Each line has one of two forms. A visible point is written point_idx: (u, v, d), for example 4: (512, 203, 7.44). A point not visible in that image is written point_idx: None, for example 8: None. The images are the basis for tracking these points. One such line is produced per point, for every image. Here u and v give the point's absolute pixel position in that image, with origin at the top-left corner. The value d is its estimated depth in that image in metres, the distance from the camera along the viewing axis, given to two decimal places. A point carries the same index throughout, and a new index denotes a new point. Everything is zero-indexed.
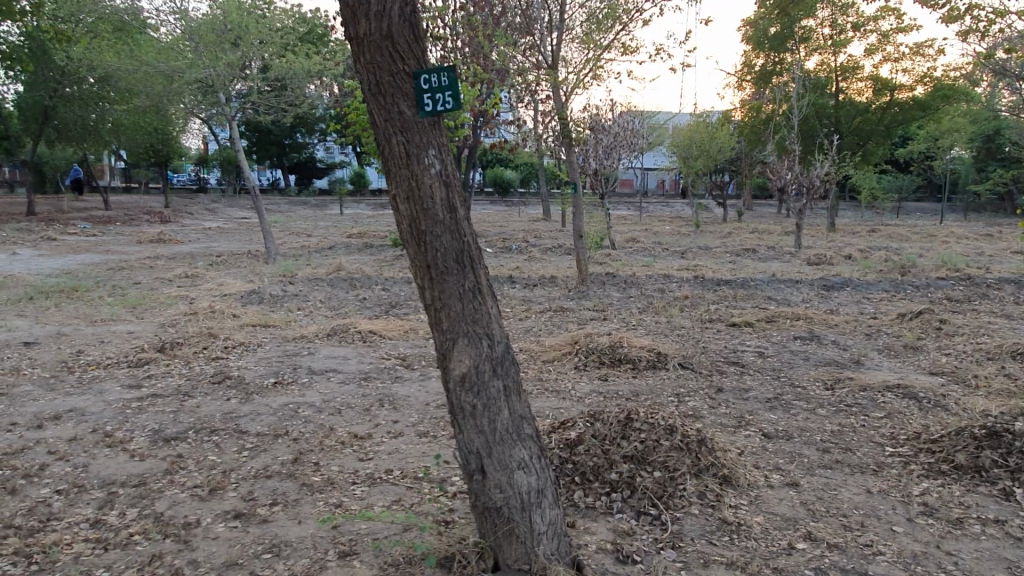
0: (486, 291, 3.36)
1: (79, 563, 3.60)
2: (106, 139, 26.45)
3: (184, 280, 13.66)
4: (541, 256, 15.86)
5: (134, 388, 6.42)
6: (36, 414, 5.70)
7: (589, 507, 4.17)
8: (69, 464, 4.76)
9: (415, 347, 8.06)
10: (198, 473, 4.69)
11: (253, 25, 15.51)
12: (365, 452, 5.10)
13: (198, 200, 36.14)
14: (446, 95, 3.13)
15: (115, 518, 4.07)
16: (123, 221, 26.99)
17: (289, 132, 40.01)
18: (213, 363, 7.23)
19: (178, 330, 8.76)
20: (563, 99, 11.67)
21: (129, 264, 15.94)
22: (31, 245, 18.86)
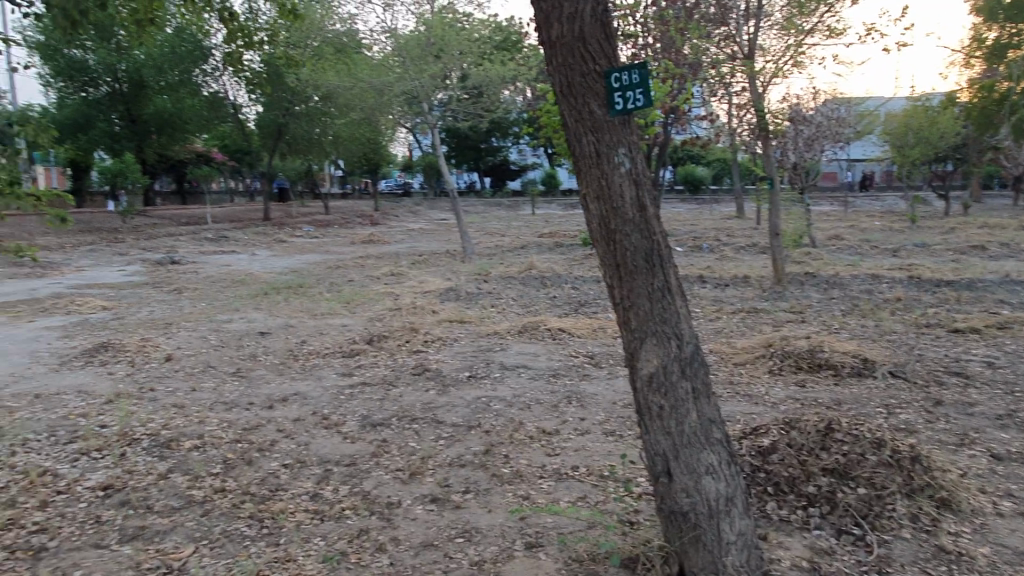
0: (676, 290, 3.31)
1: (301, 531, 4.04)
2: (326, 150, 29.43)
3: (390, 277, 14.80)
4: (734, 255, 15.24)
5: (348, 376, 7.08)
6: (268, 395, 6.48)
7: (783, 520, 3.94)
8: (294, 442, 5.36)
9: (603, 346, 8.09)
10: (399, 458, 5.08)
11: (455, 37, 16.50)
12: (552, 448, 5.22)
13: (404, 204, 38.85)
14: (636, 92, 3.10)
15: (330, 493, 4.52)
16: (341, 224, 29.75)
17: (485, 137, 41.86)
18: (414, 356, 7.77)
19: (385, 324, 9.48)
20: (761, 89, 11.11)
21: (344, 263, 17.56)
22: (267, 247, 21.37)
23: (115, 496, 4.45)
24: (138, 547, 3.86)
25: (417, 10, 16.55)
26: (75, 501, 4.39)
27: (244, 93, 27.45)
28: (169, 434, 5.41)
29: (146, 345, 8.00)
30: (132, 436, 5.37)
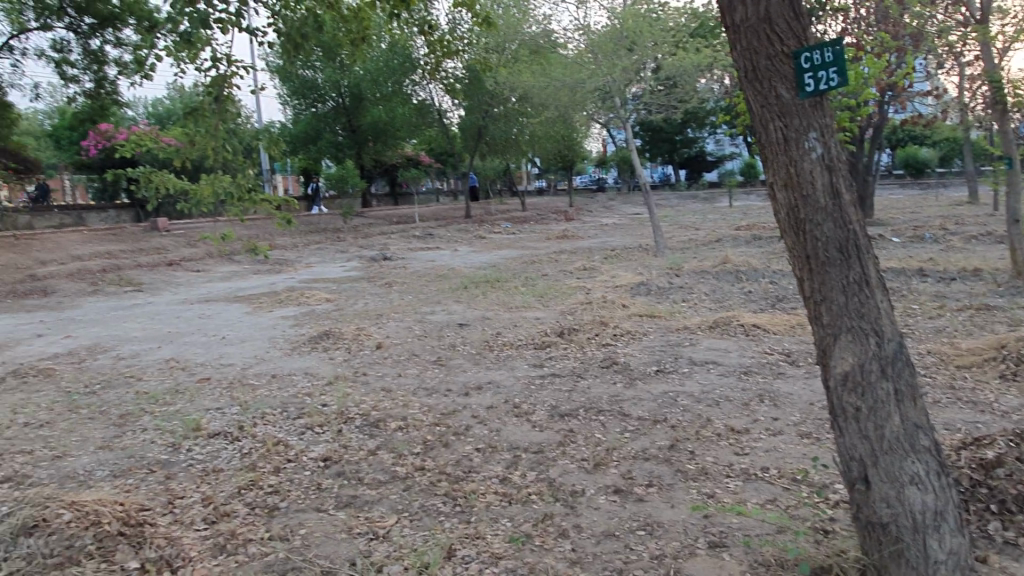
0: (875, 282, 3.07)
1: (490, 511, 4.28)
2: (523, 149, 30.42)
3: (583, 272, 14.98)
4: (963, 245, 13.60)
5: (538, 367, 7.33)
6: (465, 383, 6.90)
7: (1008, 543, 3.52)
8: (486, 428, 5.67)
9: (803, 344, 7.65)
10: (585, 448, 5.18)
11: (649, 29, 16.31)
12: (742, 447, 5.05)
13: (598, 199, 39.04)
14: (831, 72, 2.85)
15: (518, 478, 4.73)
16: (536, 220, 30.58)
17: (681, 128, 40.85)
18: (603, 349, 7.85)
19: (575, 317, 9.67)
20: (998, 57, 9.82)
21: (538, 258, 18.05)
22: (469, 243, 22.55)
23: (332, 467, 5.00)
24: (350, 514, 4.31)
25: (610, 4, 16.57)
26: (300, 469, 4.99)
27: (448, 99, 29.14)
28: (378, 414, 5.97)
29: (361, 334, 8.84)
30: (347, 415, 5.98)
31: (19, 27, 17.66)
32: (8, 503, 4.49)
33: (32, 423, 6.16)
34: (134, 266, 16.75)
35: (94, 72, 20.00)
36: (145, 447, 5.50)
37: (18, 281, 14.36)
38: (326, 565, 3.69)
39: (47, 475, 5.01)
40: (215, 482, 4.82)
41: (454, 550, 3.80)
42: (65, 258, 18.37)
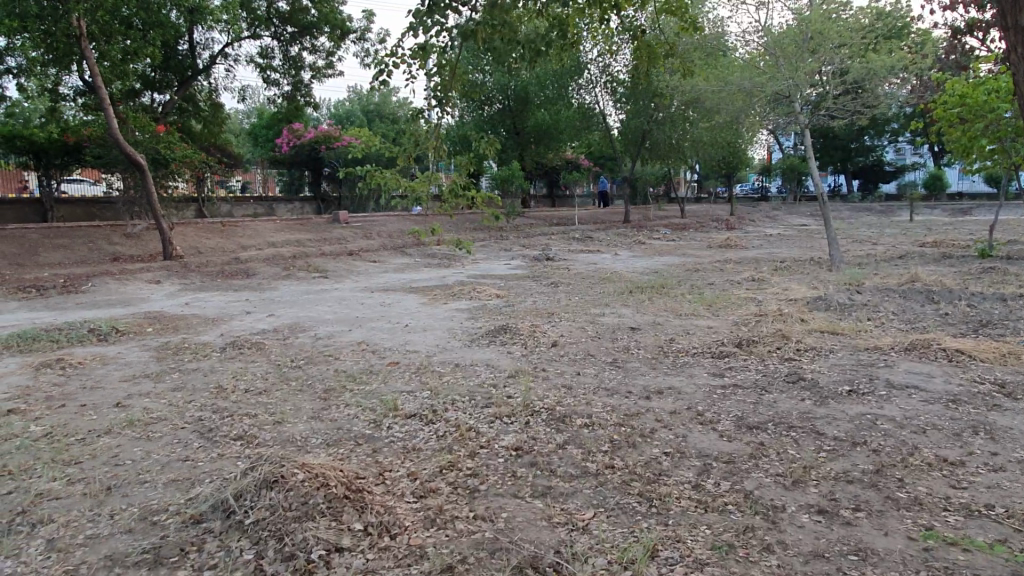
0: None
1: (688, 516, 4.24)
2: (686, 155, 29.86)
3: (752, 283, 14.48)
4: None
5: (719, 376, 7.18)
6: (645, 386, 6.89)
7: None
8: (672, 433, 5.63)
9: (1018, 374, 6.95)
10: (779, 463, 5.02)
11: (833, 30, 15.39)
12: (959, 480, 4.68)
13: (762, 209, 37.44)
14: None
15: (712, 486, 4.67)
16: (696, 228, 29.84)
17: (857, 135, 38.27)
18: (787, 363, 7.55)
19: (752, 329, 9.36)
20: None
21: (703, 266, 17.65)
22: (628, 248, 22.47)
23: (524, 457, 5.16)
24: (547, 503, 4.44)
25: (795, 5, 15.84)
26: (494, 456, 5.19)
27: (613, 103, 29.15)
28: (563, 410, 6.10)
29: (536, 331, 9.05)
30: (534, 408, 6.17)
31: (234, 36, 19.57)
32: (244, 460, 5.03)
33: (252, 390, 6.86)
34: (320, 254, 18.13)
35: (292, 76, 21.84)
36: (351, 421, 5.96)
37: (224, 263, 16.00)
38: (532, 548, 3.82)
39: (271, 438, 5.55)
40: (416, 460, 5.12)
41: (657, 550, 3.82)
42: (261, 245, 20.20)
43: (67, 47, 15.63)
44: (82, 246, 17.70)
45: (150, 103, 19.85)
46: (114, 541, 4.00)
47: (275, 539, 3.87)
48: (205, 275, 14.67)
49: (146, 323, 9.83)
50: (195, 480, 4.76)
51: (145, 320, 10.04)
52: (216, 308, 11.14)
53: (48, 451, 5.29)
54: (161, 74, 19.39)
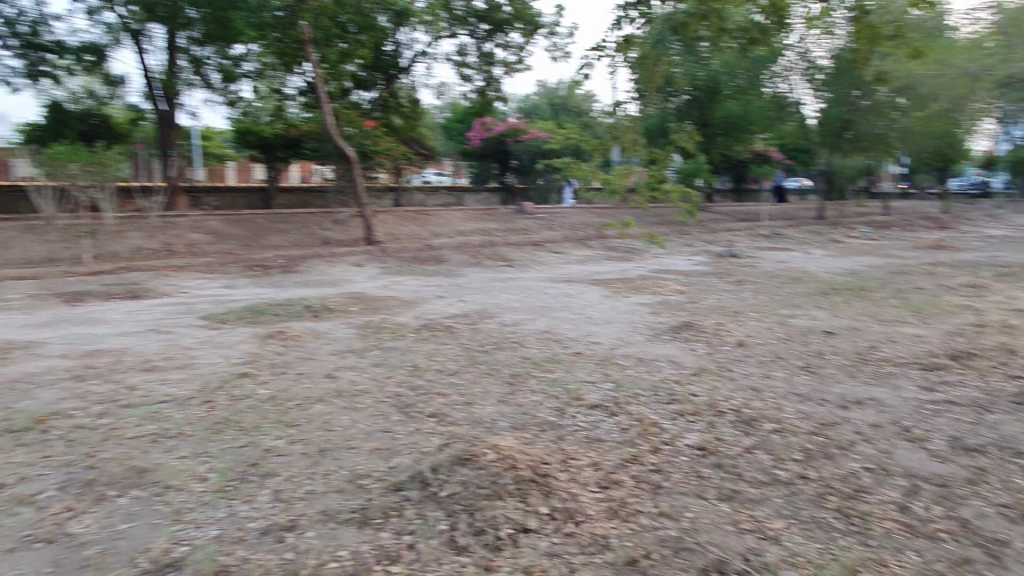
0: None
1: (892, 539, 3.94)
2: (893, 146, 27.38)
3: (969, 289, 13.01)
4: None
5: (929, 391, 6.54)
6: (841, 395, 6.44)
7: None
8: (875, 448, 5.23)
9: None
10: (1003, 492, 4.50)
11: None
12: None
13: (983, 206, 33.41)
14: None
15: (921, 509, 4.29)
16: (902, 227, 27.26)
17: None
18: (1014, 382, 6.72)
19: (971, 341, 8.42)
20: None
21: (909, 269, 16.12)
22: (821, 246, 21.05)
23: (710, 457, 5.04)
24: (734, 508, 4.31)
25: None
26: (678, 453, 5.12)
27: (810, 91, 27.35)
28: (751, 413, 5.88)
29: (721, 329, 8.77)
30: (720, 408, 6.00)
31: (435, 35, 20.53)
32: (438, 436, 5.37)
33: (445, 371, 7.27)
34: (505, 244, 18.76)
35: (485, 71, 22.64)
36: (535, 408, 6.14)
37: (418, 250, 17.02)
38: (719, 552, 3.76)
39: (462, 417, 5.87)
40: (600, 450, 5.17)
41: (857, 572, 3.59)
42: (450, 233, 21.27)
43: (294, 51, 17.52)
44: (298, 230, 19.64)
45: (357, 101, 21.38)
46: (327, 499, 4.44)
47: (467, 513, 4.12)
48: (401, 260, 15.72)
49: (352, 302, 10.74)
50: (395, 450, 5.16)
51: (351, 299, 10.97)
52: (411, 292, 11.90)
53: (273, 413, 5.96)
54: (368, 74, 20.85)
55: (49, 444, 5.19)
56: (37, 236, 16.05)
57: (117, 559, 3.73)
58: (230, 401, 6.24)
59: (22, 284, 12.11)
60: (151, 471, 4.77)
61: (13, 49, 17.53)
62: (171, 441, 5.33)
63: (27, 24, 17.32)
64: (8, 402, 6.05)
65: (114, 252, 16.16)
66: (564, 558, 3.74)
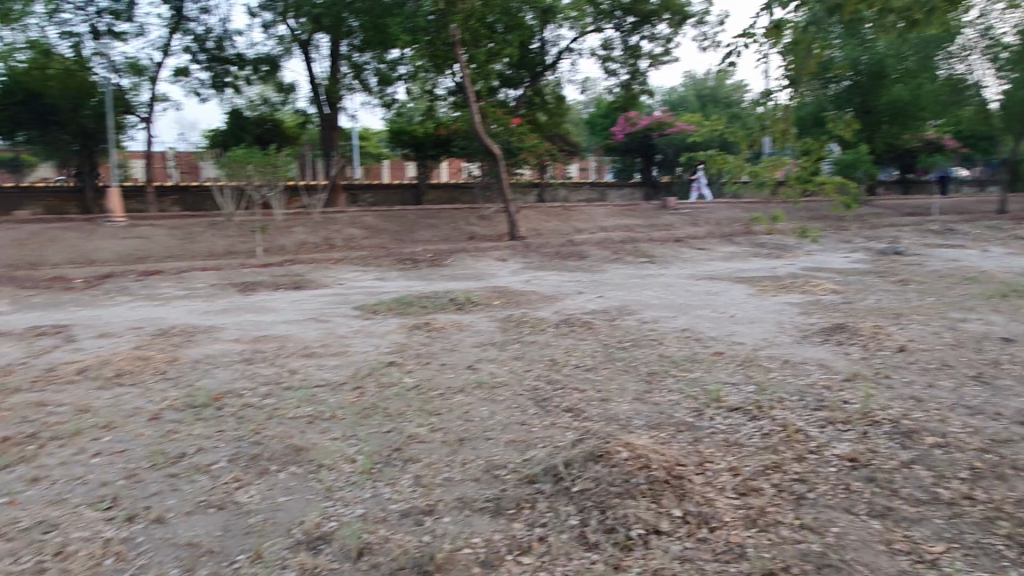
0: None
1: None
2: None
3: None
4: None
5: None
6: (1020, 410, 5.80)
7: None
8: None
9: None
10: None
11: None
12: None
13: None
14: None
15: None
16: None
17: None
18: None
19: None
20: None
21: None
22: (1003, 243, 18.98)
23: (861, 470, 4.73)
24: (886, 526, 4.02)
25: None
26: (825, 463, 4.84)
27: (994, 71, 24.69)
28: (911, 424, 5.44)
29: (880, 332, 8.15)
30: (875, 417, 5.60)
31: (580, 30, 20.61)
32: (573, 432, 5.41)
33: (582, 366, 7.30)
34: (648, 240, 18.46)
35: (630, 65, 22.35)
36: (673, 407, 6.02)
37: (560, 245, 17.14)
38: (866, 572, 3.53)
39: (598, 414, 5.87)
40: (739, 455, 5.00)
41: None
42: (592, 228, 21.24)
43: (444, 53, 18.06)
44: (445, 226, 20.40)
45: (504, 99, 21.85)
46: (464, 487, 4.61)
47: (599, 510, 4.14)
48: (543, 255, 15.91)
49: (494, 296, 11.02)
50: (529, 443, 5.26)
51: (493, 293, 11.26)
52: (552, 287, 12.01)
53: (417, 401, 6.26)
54: (514, 72, 21.34)
55: (223, 419, 5.77)
56: (218, 231, 17.77)
57: (276, 528, 4.08)
58: (379, 388, 6.63)
59: (205, 274, 13.47)
60: (308, 449, 5.17)
61: (202, 64, 19.48)
62: (326, 423, 5.75)
63: (213, 40, 19.17)
64: (190, 379, 6.77)
65: (282, 246, 17.56)
66: (696, 564, 3.66)
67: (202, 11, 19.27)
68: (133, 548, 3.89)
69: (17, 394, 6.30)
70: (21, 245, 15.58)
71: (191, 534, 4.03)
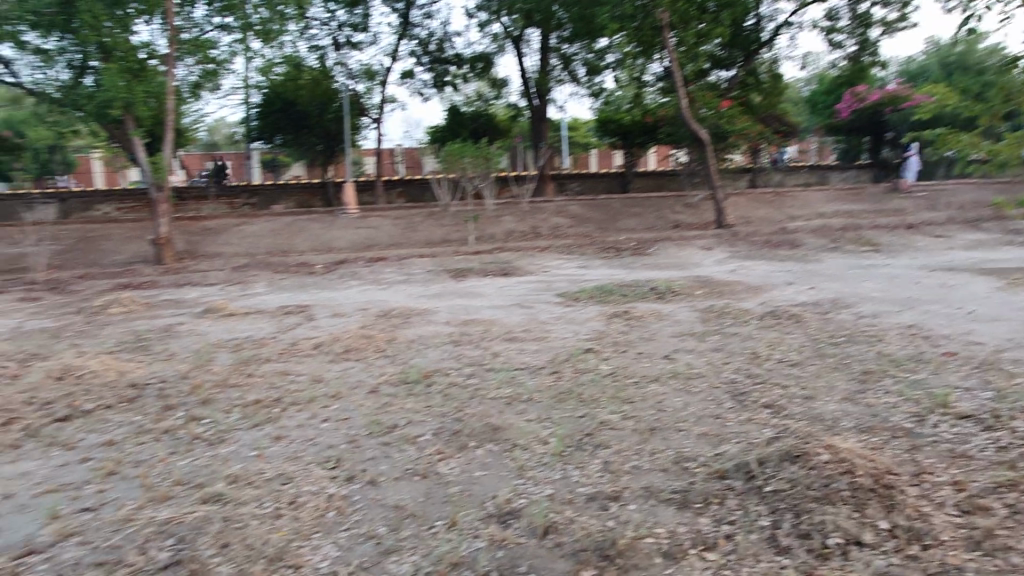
0: None
1: None
2: None
3: None
4: None
5: None
6: None
7: None
8: None
9: None
10: None
11: None
12: None
13: None
14: None
15: None
16: None
17: None
18: None
19: None
20: None
21: None
22: None
23: None
24: None
25: None
26: None
27: None
28: None
29: None
30: None
31: (801, 2, 19.26)
32: (771, 429, 5.18)
33: (786, 361, 6.91)
34: (874, 227, 16.82)
35: (859, 35, 20.42)
36: (889, 410, 5.50)
37: (772, 234, 16.22)
38: None
39: (801, 412, 5.54)
40: (966, 468, 4.45)
41: None
42: (811, 215, 19.81)
43: (652, 38, 17.79)
44: (652, 214, 20.15)
45: (716, 81, 21.11)
46: (652, 476, 4.61)
47: (792, 514, 3.94)
48: (753, 243, 15.17)
49: (697, 286, 10.72)
50: (724, 437, 5.11)
51: (696, 282, 10.96)
52: (760, 277, 11.43)
53: (611, 388, 6.32)
54: (728, 52, 20.57)
55: (431, 395, 6.27)
56: (437, 222, 19.08)
57: (471, 500, 4.38)
58: (574, 373, 6.80)
59: (423, 261, 14.56)
60: (505, 428, 5.45)
61: (425, 66, 20.94)
62: (523, 404, 6.02)
63: (435, 43, 20.55)
64: (406, 357, 7.42)
65: (493, 234, 18.43)
66: None
67: (427, 16, 20.69)
68: (350, 505, 4.38)
69: (267, 363, 7.31)
70: (277, 235, 17.89)
71: (397, 497, 4.45)
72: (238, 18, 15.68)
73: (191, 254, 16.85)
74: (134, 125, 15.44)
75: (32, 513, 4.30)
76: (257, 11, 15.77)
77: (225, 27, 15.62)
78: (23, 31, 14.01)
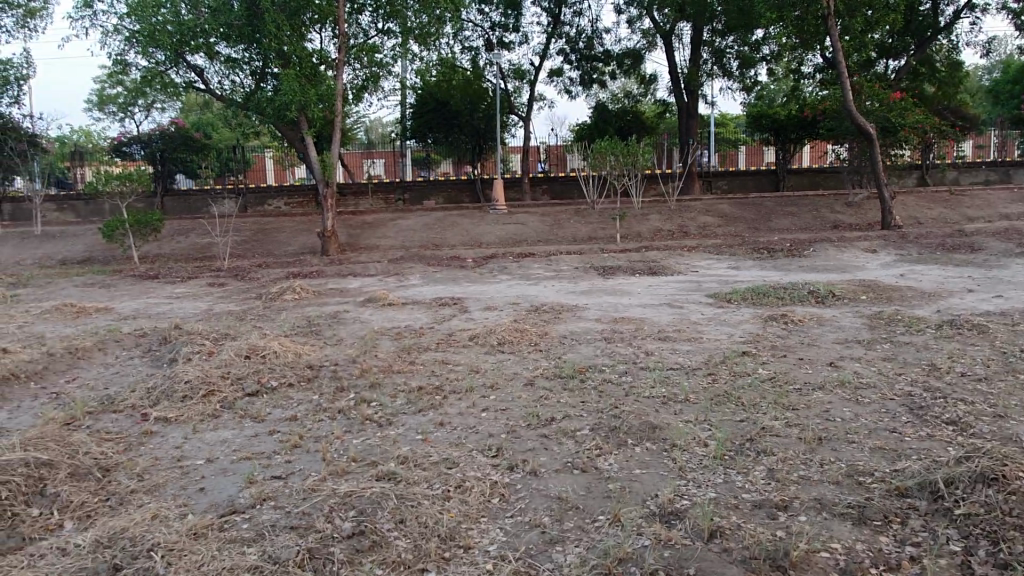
0: None
1: None
2: None
3: None
4: None
5: None
6: None
7: None
8: None
9: None
10: None
11: None
12: None
13: None
14: None
15: None
16: None
17: None
18: None
19: None
20: None
21: None
22: None
23: None
24: None
25: None
26: None
27: None
28: None
29: None
30: None
31: None
32: (957, 447, 4.81)
33: (970, 375, 6.35)
34: None
35: None
36: None
37: (947, 236, 14.96)
38: None
39: (990, 431, 5.09)
40: None
41: None
42: (992, 217, 18.05)
43: (815, 27, 16.91)
44: (810, 214, 19.16)
45: (884, 71, 19.89)
46: (824, 488, 4.41)
47: (989, 541, 3.66)
48: (925, 246, 14.05)
49: (862, 290, 10.09)
50: (902, 453, 4.81)
51: (860, 287, 10.30)
52: (934, 283, 10.57)
53: (773, 394, 6.10)
54: (897, 40, 19.26)
55: (587, 391, 6.31)
56: (583, 219, 19.13)
57: (634, 497, 4.39)
58: (732, 376, 6.62)
59: (570, 258, 14.67)
60: (663, 428, 5.39)
61: (574, 63, 21.00)
62: (679, 405, 5.94)
63: (585, 40, 20.57)
64: (560, 352, 7.53)
65: (639, 232, 18.21)
66: None
67: (576, 14, 20.77)
68: (513, 493, 4.52)
69: (427, 352, 7.65)
70: (430, 229, 18.64)
71: (560, 489, 4.54)
72: (399, 23, 16.46)
73: (353, 246, 17.91)
74: (307, 126, 16.57)
75: (232, 476, 4.76)
76: (417, 16, 16.43)
77: (387, 32, 16.46)
78: (215, 42, 15.48)
